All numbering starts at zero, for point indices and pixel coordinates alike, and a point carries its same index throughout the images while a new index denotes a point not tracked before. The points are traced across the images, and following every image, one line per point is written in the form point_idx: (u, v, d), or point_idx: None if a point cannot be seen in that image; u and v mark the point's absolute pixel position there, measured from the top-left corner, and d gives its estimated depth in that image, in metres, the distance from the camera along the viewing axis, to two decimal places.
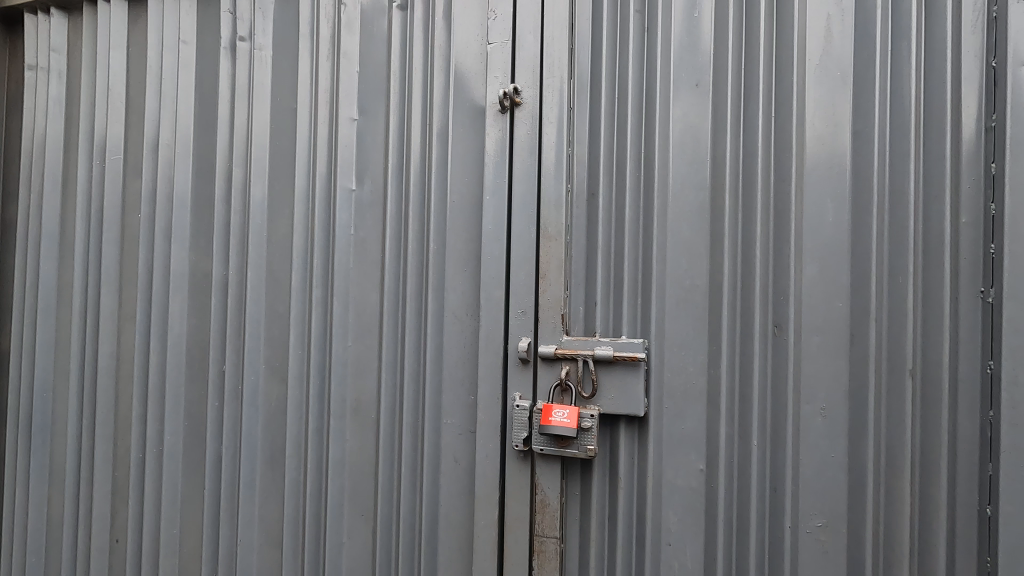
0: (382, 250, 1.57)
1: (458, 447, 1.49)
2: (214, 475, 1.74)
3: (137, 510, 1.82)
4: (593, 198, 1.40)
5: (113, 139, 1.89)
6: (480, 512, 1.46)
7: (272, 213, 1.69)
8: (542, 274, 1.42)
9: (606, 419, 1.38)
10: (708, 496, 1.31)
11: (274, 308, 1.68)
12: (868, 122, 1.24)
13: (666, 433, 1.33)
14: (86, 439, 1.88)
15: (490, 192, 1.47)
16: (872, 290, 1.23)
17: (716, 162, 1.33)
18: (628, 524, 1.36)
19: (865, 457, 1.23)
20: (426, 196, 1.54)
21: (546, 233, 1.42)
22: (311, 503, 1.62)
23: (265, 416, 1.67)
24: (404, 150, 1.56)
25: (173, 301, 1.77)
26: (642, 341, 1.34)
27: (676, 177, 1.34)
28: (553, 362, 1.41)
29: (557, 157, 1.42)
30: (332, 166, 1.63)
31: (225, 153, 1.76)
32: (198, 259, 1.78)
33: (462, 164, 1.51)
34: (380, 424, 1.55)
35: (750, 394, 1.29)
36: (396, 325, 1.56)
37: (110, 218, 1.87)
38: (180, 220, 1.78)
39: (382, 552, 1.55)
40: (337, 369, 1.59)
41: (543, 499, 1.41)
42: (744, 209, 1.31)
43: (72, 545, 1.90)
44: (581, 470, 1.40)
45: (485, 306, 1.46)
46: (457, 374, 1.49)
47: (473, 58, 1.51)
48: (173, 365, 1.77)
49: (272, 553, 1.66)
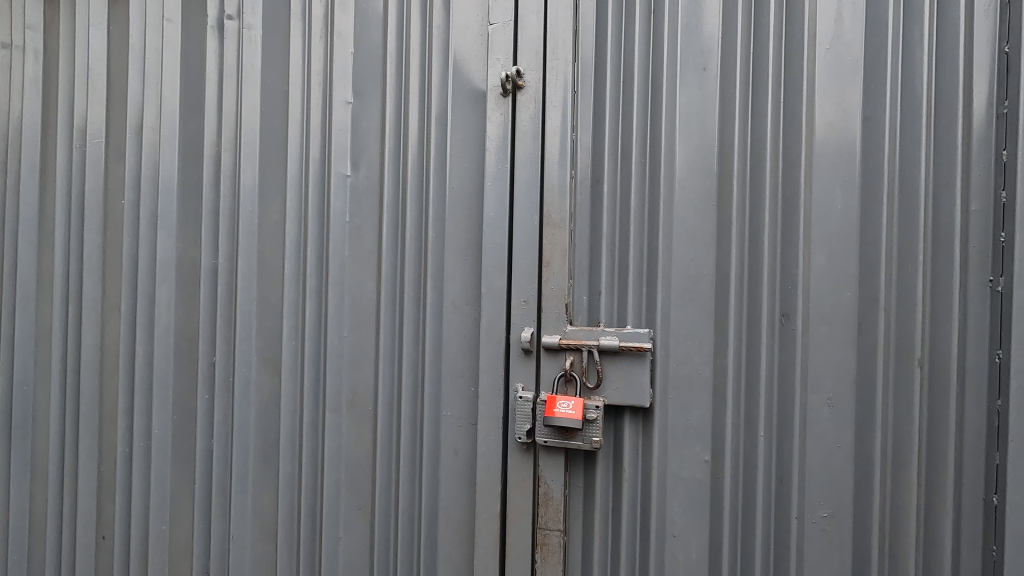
0: (379, 239, 1.54)
1: (458, 439, 1.46)
2: (205, 470, 1.69)
3: (124, 506, 1.77)
4: (597, 184, 1.36)
5: (94, 121, 1.82)
6: (482, 505, 1.43)
7: (263, 200, 1.64)
8: (546, 262, 1.39)
9: (610, 410, 1.35)
10: (713, 487, 1.30)
11: (266, 298, 1.64)
12: (879, 108, 1.22)
13: (673, 424, 1.31)
14: (70, 432, 1.83)
15: (492, 178, 1.43)
16: (881, 277, 1.21)
17: (724, 148, 1.30)
18: (632, 517, 1.34)
19: (873, 448, 1.22)
20: (424, 183, 1.50)
21: (550, 220, 1.38)
22: (306, 497, 1.59)
23: (258, 409, 1.64)
24: (401, 135, 1.52)
25: (160, 290, 1.72)
26: (647, 331, 1.31)
27: (683, 164, 1.31)
28: (556, 352, 1.37)
29: (562, 141, 1.38)
30: (326, 151, 1.59)
31: (213, 136, 1.70)
32: (186, 248, 1.72)
33: (463, 149, 1.47)
34: (378, 415, 1.53)
35: (757, 384, 1.27)
36: (394, 315, 1.53)
37: (92, 205, 1.80)
38: (167, 206, 1.72)
39: (380, 545, 1.52)
40: (333, 359, 1.56)
41: (547, 492, 1.38)
42: (753, 196, 1.28)
43: (56, 543, 1.85)
44: (585, 462, 1.37)
45: (486, 295, 1.42)
46: (458, 364, 1.46)
47: (473, 39, 1.46)
48: (160, 357, 1.72)
49: (266, 549, 1.63)
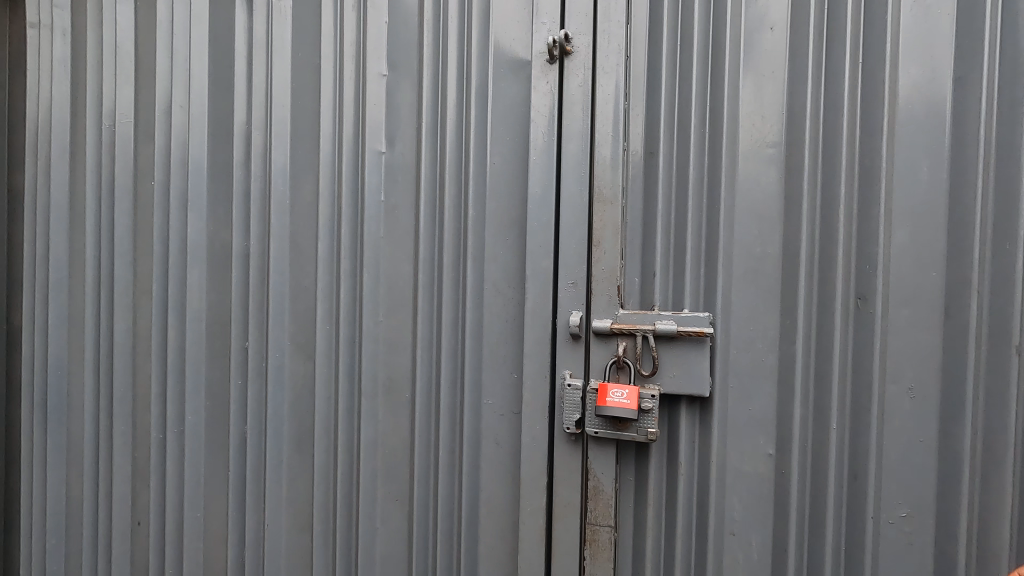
0: (416, 218, 1.47)
1: (501, 428, 1.39)
2: (238, 457, 1.66)
3: (159, 492, 1.75)
4: (652, 156, 1.27)
5: (124, 102, 1.78)
6: (526, 498, 1.36)
7: (295, 180, 1.58)
8: (596, 241, 1.30)
9: (665, 400, 1.26)
10: (779, 483, 1.20)
11: (300, 282, 1.59)
12: (973, 67, 1.10)
13: (734, 415, 1.22)
14: (105, 417, 1.81)
15: (538, 152, 1.34)
16: (973, 255, 1.09)
17: (793, 116, 1.19)
18: (689, 514, 1.26)
19: (960, 443, 1.11)
20: (463, 159, 1.42)
21: (600, 196, 1.29)
22: (342, 486, 1.54)
23: (292, 396, 1.59)
24: (439, 109, 1.44)
25: (192, 273, 1.68)
26: (708, 315, 1.21)
27: (748, 133, 1.20)
28: (608, 338, 1.28)
29: (613, 111, 1.28)
30: (360, 128, 1.52)
31: (244, 114, 1.64)
32: (217, 230, 1.67)
33: (505, 122, 1.38)
34: (416, 403, 1.47)
35: (829, 372, 1.17)
36: (432, 298, 1.46)
37: (122, 187, 1.77)
38: (197, 188, 1.67)
39: (419, 537, 1.47)
40: (369, 345, 1.50)
41: (596, 486, 1.30)
42: (826, 168, 1.17)
43: (93, 528, 1.85)
44: (637, 454, 1.29)
45: (531, 277, 1.34)
46: (500, 349, 1.39)
47: (516, 3, 1.37)
48: (193, 342, 1.69)
49: (302, 538, 1.59)
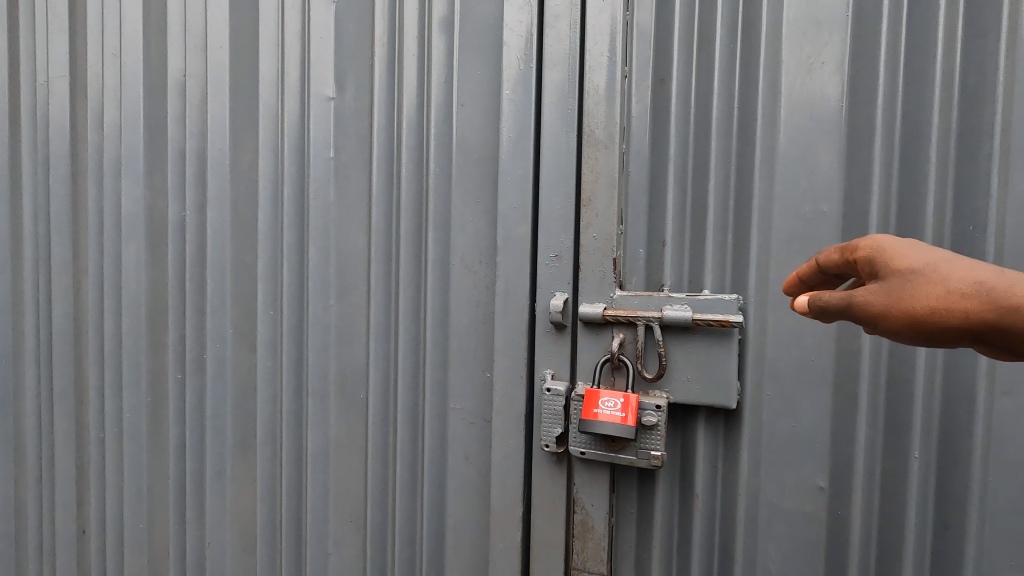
0: (369, 178, 1.19)
1: (470, 440, 1.11)
2: (179, 463, 1.43)
3: (101, 498, 1.55)
4: (662, 85, 0.95)
5: (57, 53, 1.55)
6: (499, 530, 1.07)
7: (235, 136, 1.32)
8: (585, 200, 0.98)
9: (677, 411, 0.95)
10: (832, 528, 0.88)
11: (240, 259, 1.33)
12: None
13: (770, 434, 0.90)
14: (46, 413, 1.61)
15: (512, 85, 1.04)
16: None
17: (862, 18, 0.85)
18: (707, 562, 0.95)
19: None
20: (425, 102, 1.13)
21: (592, 141, 0.98)
22: (289, 502, 1.29)
23: (234, 393, 1.35)
24: (395, 40, 1.15)
25: (127, 249, 1.45)
26: (736, 298, 0.88)
27: (796, 48, 0.88)
28: (600, 328, 0.97)
29: (610, 24, 0.96)
30: (306, 69, 1.24)
31: (179, 59, 1.39)
32: (153, 199, 1.43)
33: (475, 51, 1.09)
34: (370, 405, 1.20)
35: (910, 380, 0.83)
36: (389, 277, 1.18)
37: (56, 151, 1.54)
38: (131, 149, 1.43)
39: (376, 567, 1.21)
40: (317, 334, 1.24)
41: (585, 522, 1.00)
42: (908, 90, 0.83)
43: (38, 535, 1.66)
44: (639, 482, 0.98)
45: (504, 249, 1.04)
46: (468, 342, 1.10)
47: None
48: (130, 328, 1.46)
49: (247, 560, 1.35)
